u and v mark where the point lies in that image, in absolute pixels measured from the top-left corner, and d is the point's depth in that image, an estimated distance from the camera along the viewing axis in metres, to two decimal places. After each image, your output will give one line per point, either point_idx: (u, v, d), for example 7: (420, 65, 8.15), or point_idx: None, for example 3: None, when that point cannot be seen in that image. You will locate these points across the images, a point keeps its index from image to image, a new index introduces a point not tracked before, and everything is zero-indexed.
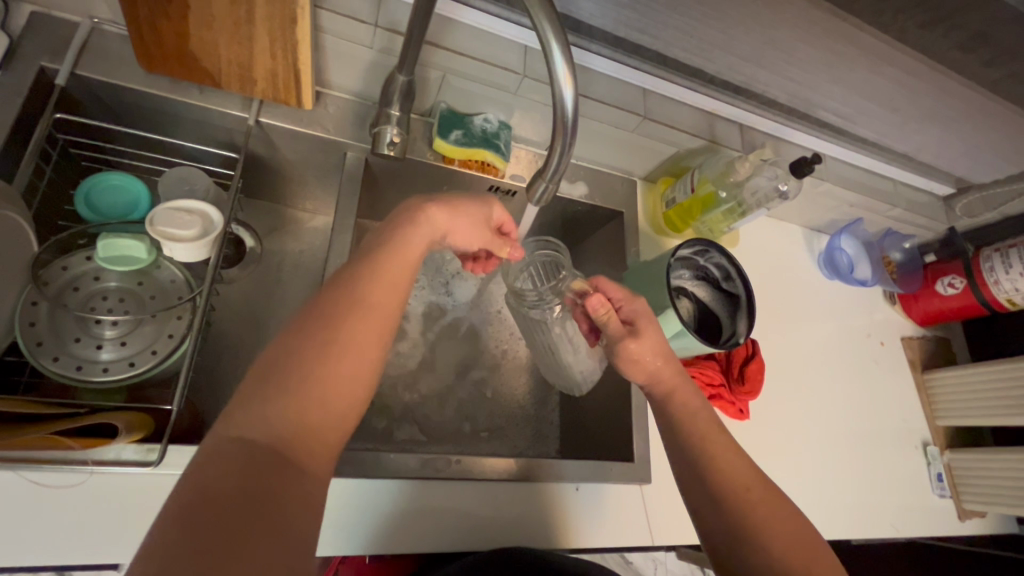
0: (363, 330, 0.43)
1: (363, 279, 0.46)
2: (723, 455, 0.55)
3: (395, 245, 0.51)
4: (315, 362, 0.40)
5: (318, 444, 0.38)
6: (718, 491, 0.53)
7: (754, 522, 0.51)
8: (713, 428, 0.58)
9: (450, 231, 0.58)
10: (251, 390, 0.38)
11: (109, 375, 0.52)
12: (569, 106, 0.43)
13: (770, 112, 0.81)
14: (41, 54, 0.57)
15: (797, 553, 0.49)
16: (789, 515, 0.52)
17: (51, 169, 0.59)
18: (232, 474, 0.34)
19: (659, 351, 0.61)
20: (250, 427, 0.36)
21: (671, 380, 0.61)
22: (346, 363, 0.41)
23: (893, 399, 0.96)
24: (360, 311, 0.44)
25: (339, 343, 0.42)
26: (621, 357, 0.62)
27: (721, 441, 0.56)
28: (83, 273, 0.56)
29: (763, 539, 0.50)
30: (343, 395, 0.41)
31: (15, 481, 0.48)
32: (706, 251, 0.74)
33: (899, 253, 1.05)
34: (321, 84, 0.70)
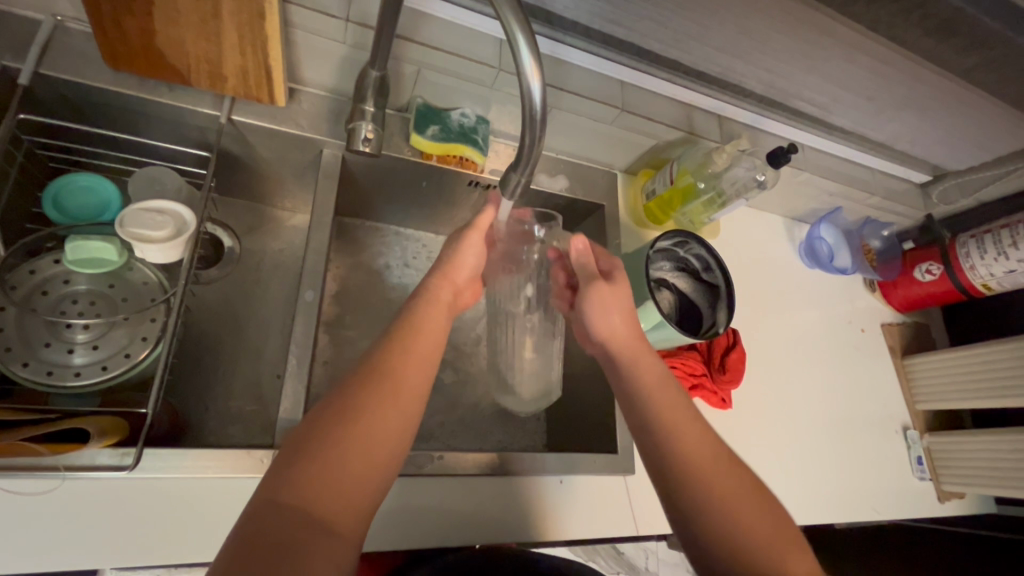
0: (390, 408, 0.46)
1: (391, 359, 0.49)
2: (679, 426, 0.54)
3: (418, 321, 0.54)
4: (345, 428, 0.43)
5: (343, 504, 0.41)
6: (674, 464, 0.53)
7: (709, 495, 0.50)
8: (671, 396, 0.57)
9: (459, 275, 0.62)
10: (288, 452, 0.42)
11: (81, 379, 0.51)
12: (536, 98, 0.42)
13: (748, 103, 0.82)
14: (2, 53, 0.56)
15: (756, 530, 0.49)
16: (748, 488, 0.51)
17: (17, 170, 0.57)
18: (261, 526, 0.37)
19: (617, 304, 0.63)
20: (282, 492, 0.39)
21: (636, 346, 0.61)
22: (375, 423, 0.45)
23: (874, 385, 0.97)
24: (387, 389, 0.47)
25: (369, 410, 0.45)
26: (589, 305, 0.64)
27: (678, 413, 0.56)
28: (52, 276, 0.54)
29: (719, 517, 0.49)
30: (368, 453, 0.43)
31: None
32: (686, 242, 0.75)
33: (879, 240, 1.06)
34: (295, 80, 0.69)
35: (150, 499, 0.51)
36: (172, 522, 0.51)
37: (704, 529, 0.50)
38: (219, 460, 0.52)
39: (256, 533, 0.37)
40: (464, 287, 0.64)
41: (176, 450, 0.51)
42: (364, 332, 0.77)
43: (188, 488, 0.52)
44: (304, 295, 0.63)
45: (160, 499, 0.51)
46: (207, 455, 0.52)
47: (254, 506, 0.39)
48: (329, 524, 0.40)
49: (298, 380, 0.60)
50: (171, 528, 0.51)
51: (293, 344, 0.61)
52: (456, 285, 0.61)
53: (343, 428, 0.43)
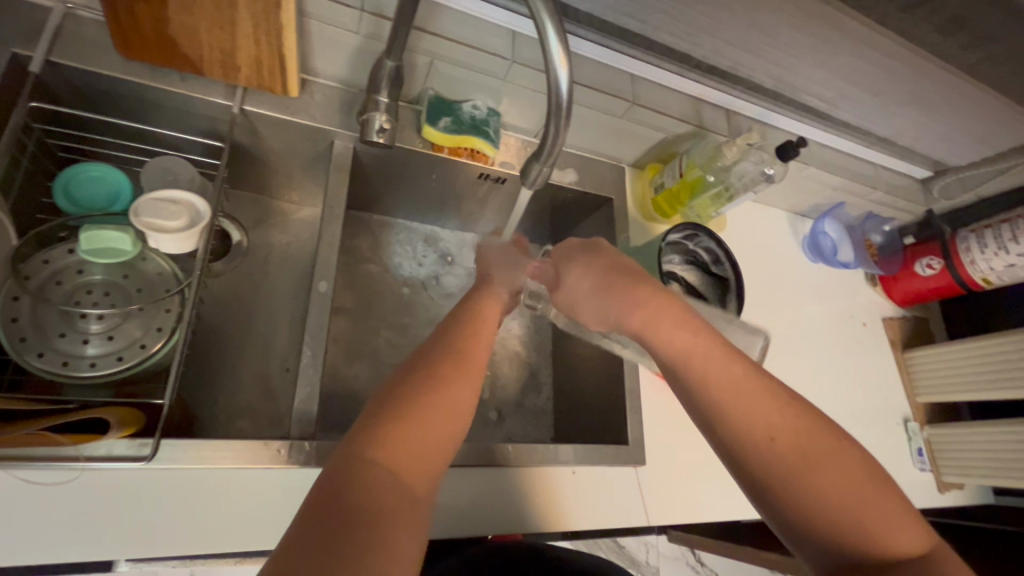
0: (461, 378, 0.46)
1: (446, 358, 0.47)
2: (735, 398, 0.45)
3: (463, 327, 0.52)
4: (423, 392, 0.43)
5: (417, 467, 0.40)
6: (739, 441, 0.45)
7: (790, 471, 0.43)
8: (721, 360, 0.47)
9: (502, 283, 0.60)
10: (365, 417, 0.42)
11: (97, 370, 0.51)
12: (563, 88, 0.42)
13: (757, 98, 0.82)
14: (13, 41, 0.55)
15: (854, 499, 0.42)
16: (819, 446, 0.43)
17: (28, 160, 0.57)
18: (342, 484, 0.36)
19: (597, 277, 0.55)
20: (339, 485, 0.36)
21: (640, 314, 0.51)
22: (449, 392, 0.44)
23: (875, 378, 0.98)
24: (432, 396, 0.43)
25: (444, 380, 0.45)
26: (580, 291, 0.57)
27: (722, 377, 0.46)
28: (66, 266, 0.54)
29: (809, 492, 0.42)
30: (443, 418, 0.43)
31: (6, 479, 0.47)
32: (695, 235, 0.75)
33: (879, 235, 1.07)
34: (307, 70, 0.69)
35: (167, 489, 0.51)
36: (189, 513, 0.51)
37: (778, 503, 0.43)
38: (234, 451, 0.52)
39: (335, 493, 0.36)
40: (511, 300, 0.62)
41: (194, 441, 0.51)
42: (374, 325, 0.77)
43: (204, 478, 0.52)
44: (318, 285, 0.63)
45: (176, 490, 0.51)
46: (224, 445, 0.52)
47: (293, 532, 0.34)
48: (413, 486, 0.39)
49: (312, 372, 0.60)
50: (188, 518, 0.50)
51: (308, 335, 0.61)
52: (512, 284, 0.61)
53: (420, 390, 0.43)
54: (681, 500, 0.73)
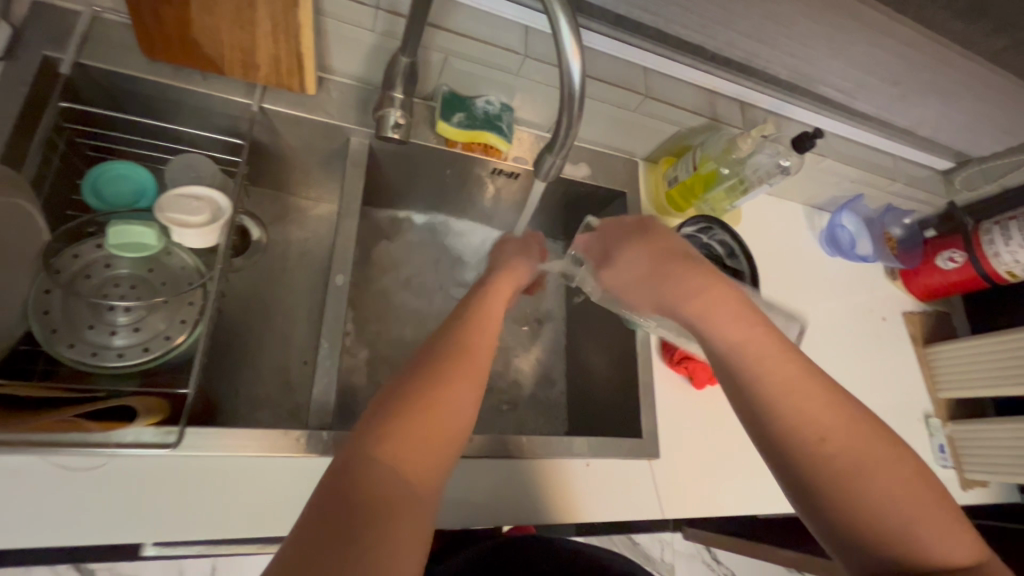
0: (466, 374, 0.46)
1: (451, 355, 0.47)
2: (785, 394, 0.45)
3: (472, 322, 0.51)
4: (429, 393, 0.43)
5: (422, 470, 0.40)
6: (786, 433, 0.45)
7: (839, 467, 0.43)
8: (776, 354, 0.47)
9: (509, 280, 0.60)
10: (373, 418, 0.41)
11: (124, 360, 0.52)
12: (576, 79, 0.42)
13: (772, 89, 0.81)
14: (43, 43, 0.57)
15: (902, 503, 0.42)
16: (867, 446, 0.43)
17: (58, 158, 0.59)
18: (348, 492, 0.37)
19: (649, 264, 0.55)
20: (345, 492, 0.37)
21: (694, 300, 0.51)
22: (453, 392, 0.44)
23: (895, 373, 0.96)
24: (430, 396, 0.43)
25: (446, 381, 0.44)
26: (628, 278, 0.57)
27: (778, 370, 0.46)
28: (94, 261, 0.55)
29: (855, 491, 0.42)
30: (446, 418, 0.42)
31: (37, 465, 0.48)
32: (709, 227, 0.76)
33: (900, 229, 1.06)
34: (323, 69, 0.70)
35: (191, 475, 0.52)
36: (209, 499, 0.52)
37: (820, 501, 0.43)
38: (255, 439, 0.54)
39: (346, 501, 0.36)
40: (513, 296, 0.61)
41: (217, 430, 0.53)
42: (389, 319, 0.78)
43: (225, 467, 0.53)
44: (336, 278, 0.64)
45: (198, 477, 0.52)
46: (244, 435, 0.53)
47: (308, 530, 0.35)
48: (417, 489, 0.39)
49: (330, 364, 0.61)
50: (210, 505, 0.52)
51: (325, 327, 0.62)
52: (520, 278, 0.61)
53: (422, 390, 0.43)
54: (696, 494, 0.73)
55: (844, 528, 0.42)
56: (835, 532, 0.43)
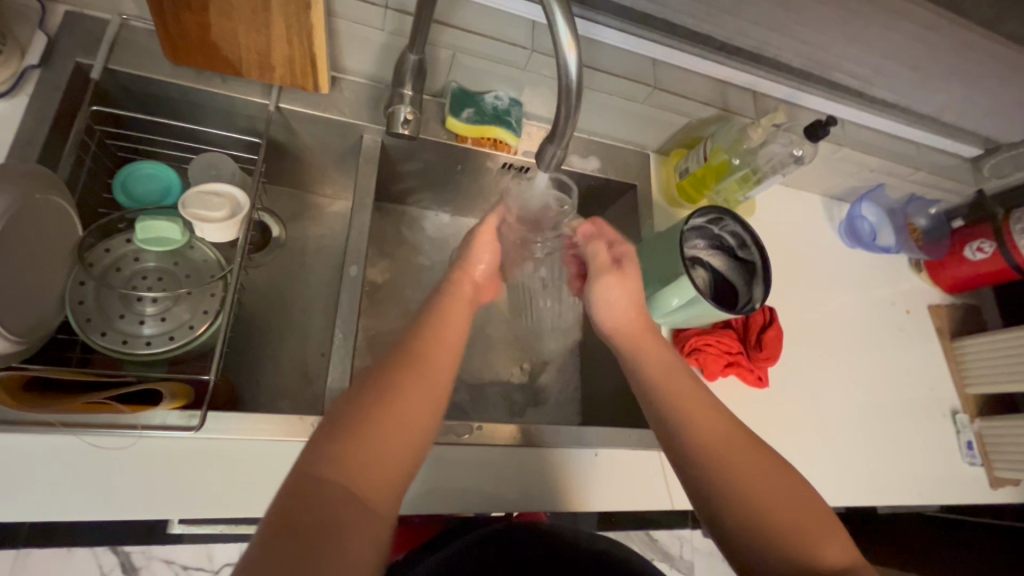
0: (421, 387, 0.48)
1: (409, 364, 0.49)
2: (696, 412, 0.54)
3: (443, 331, 0.54)
4: (381, 405, 0.45)
5: (373, 478, 0.41)
6: (689, 446, 0.53)
7: (727, 483, 0.50)
8: (687, 385, 0.58)
9: (478, 268, 0.65)
10: (333, 424, 0.43)
11: (152, 348, 0.56)
12: (572, 71, 0.43)
13: (784, 78, 0.80)
14: (76, 51, 0.61)
15: (790, 514, 0.48)
16: (762, 463, 0.51)
17: (91, 159, 0.62)
18: (303, 493, 0.38)
19: (626, 294, 0.66)
20: (299, 496, 0.38)
21: (640, 337, 0.64)
22: (406, 404, 0.46)
23: (918, 368, 0.94)
24: (384, 407, 0.45)
25: (400, 392, 0.46)
26: (598, 300, 0.67)
27: (693, 398, 0.56)
28: (123, 254, 0.59)
29: (741, 506, 0.48)
30: (398, 430, 0.44)
31: (75, 443, 0.51)
32: (720, 219, 0.74)
33: (925, 219, 1.02)
34: (337, 69, 0.73)
35: (212, 458, 0.55)
36: (232, 481, 0.54)
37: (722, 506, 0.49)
38: (274, 424, 0.56)
39: (300, 504, 0.38)
40: (483, 285, 0.67)
41: (237, 415, 0.55)
42: (402, 312, 0.80)
43: (248, 450, 0.56)
44: (350, 270, 0.67)
45: (220, 459, 0.55)
46: (263, 419, 0.56)
47: (273, 513, 0.38)
48: (366, 495, 0.41)
49: (343, 354, 0.63)
50: (231, 484, 0.54)
51: (340, 317, 0.65)
52: (483, 273, 0.66)
53: (378, 402, 0.45)
54: None
55: (741, 528, 0.48)
56: (726, 531, 0.49)
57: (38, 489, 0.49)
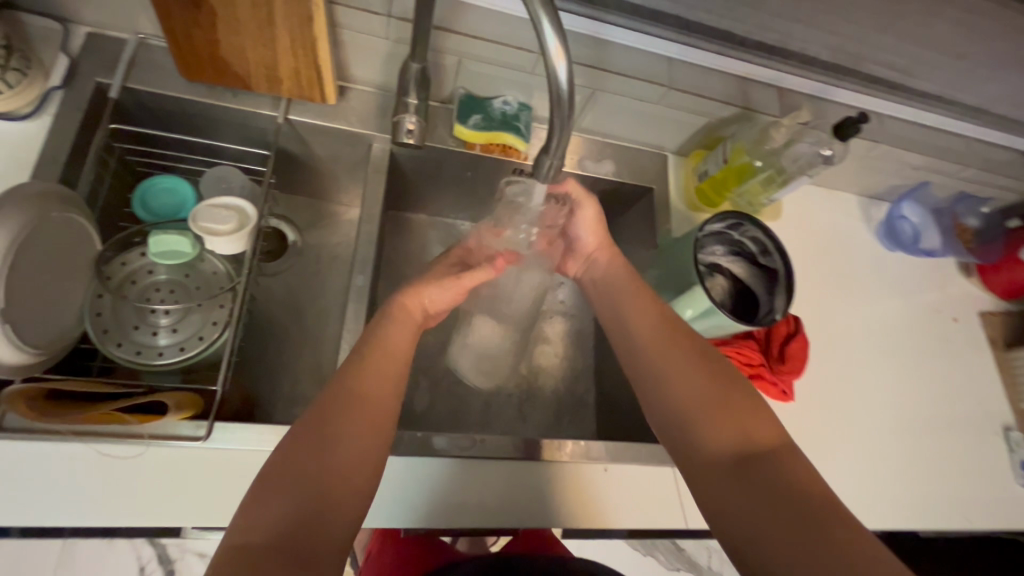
0: (363, 414, 0.49)
1: (352, 392, 0.50)
2: (692, 431, 0.53)
3: (381, 357, 0.54)
4: (329, 440, 0.46)
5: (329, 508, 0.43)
6: (659, 398, 0.57)
7: (667, 374, 0.57)
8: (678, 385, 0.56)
9: (429, 297, 0.63)
10: (285, 465, 0.44)
11: (164, 359, 0.57)
12: (563, 79, 0.41)
13: (813, 72, 0.75)
14: (96, 71, 0.64)
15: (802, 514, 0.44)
16: (761, 463, 0.48)
17: (110, 175, 0.65)
18: (265, 542, 0.40)
19: (598, 218, 0.70)
20: (260, 543, 0.40)
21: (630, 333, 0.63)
22: (353, 431, 0.48)
23: (966, 380, 0.86)
24: (334, 441, 0.46)
25: (345, 422, 0.48)
26: (574, 229, 0.71)
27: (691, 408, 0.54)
28: (139, 268, 0.61)
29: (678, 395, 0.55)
30: (347, 460, 0.46)
31: (92, 451, 0.54)
32: (739, 224, 0.71)
33: (975, 219, 0.93)
34: (346, 78, 0.73)
35: (217, 467, 0.56)
36: (236, 490, 0.55)
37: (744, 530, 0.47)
38: (279, 434, 0.57)
39: (261, 549, 0.39)
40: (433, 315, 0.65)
41: (243, 425, 0.57)
42: None
43: (251, 461, 0.57)
44: (357, 279, 0.67)
45: (226, 469, 0.56)
46: (268, 429, 0.57)
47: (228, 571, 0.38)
48: (323, 525, 0.42)
49: None
50: (236, 494, 0.55)
51: (346, 327, 0.65)
52: (430, 306, 0.63)
53: (327, 436, 0.46)
54: None
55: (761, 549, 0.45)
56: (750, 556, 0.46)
57: (60, 494, 0.52)
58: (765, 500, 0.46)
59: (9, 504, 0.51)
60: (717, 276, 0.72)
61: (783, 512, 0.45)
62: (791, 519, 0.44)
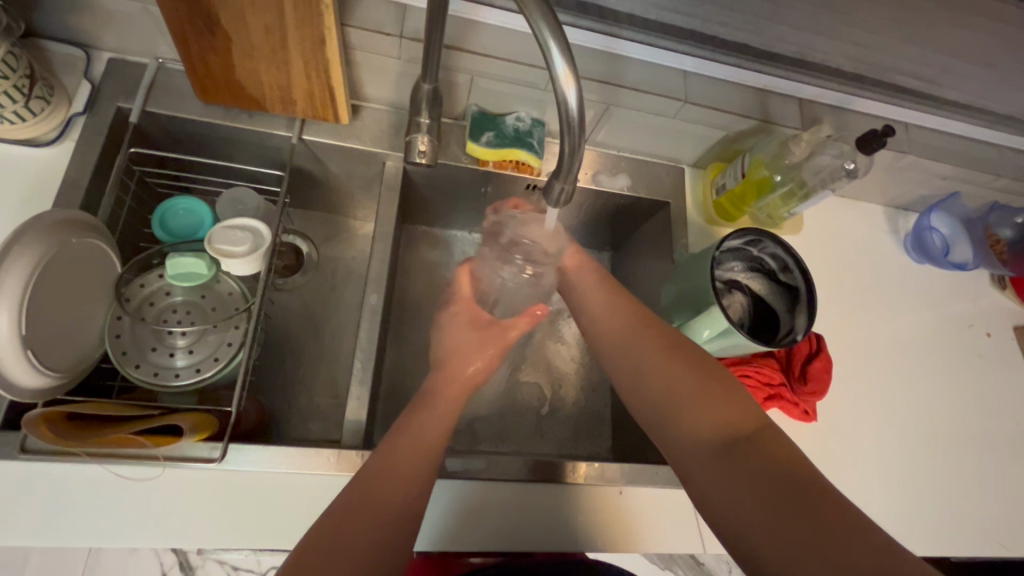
0: (401, 479, 0.48)
1: (397, 458, 0.50)
2: (681, 424, 0.51)
3: (409, 433, 0.53)
4: (366, 508, 0.45)
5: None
6: (648, 394, 0.56)
7: (641, 371, 0.57)
8: (666, 381, 0.55)
9: (466, 368, 0.62)
10: (319, 535, 0.43)
11: (180, 380, 0.58)
12: (573, 105, 0.40)
13: (834, 83, 0.73)
14: (117, 96, 0.65)
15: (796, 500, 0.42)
16: (753, 451, 0.46)
17: (130, 197, 0.66)
18: None
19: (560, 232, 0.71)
20: None
21: (618, 333, 0.62)
22: (390, 496, 0.47)
23: (1002, 398, 0.82)
24: (368, 510, 0.45)
25: (383, 490, 0.47)
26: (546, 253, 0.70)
27: (677, 402, 0.53)
28: (157, 289, 0.62)
29: (653, 391, 0.55)
30: (380, 529, 0.45)
31: (111, 472, 0.55)
32: (759, 240, 0.68)
33: (1010, 230, 0.89)
34: (359, 97, 0.73)
35: (232, 487, 0.56)
36: (251, 511, 0.56)
37: (736, 522, 0.44)
38: (292, 456, 0.57)
39: None
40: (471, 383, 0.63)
41: (257, 446, 0.57)
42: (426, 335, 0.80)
43: (265, 481, 0.57)
44: (370, 298, 0.67)
45: (241, 490, 0.56)
46: (281, 451, 0.57)
47: None
48: None
49: (361, 383, 0.63)
50: (251, 515, 0.56)
51: (359, 346, 0.65)
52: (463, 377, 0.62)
53: (361, 502, 0.46)
54: None
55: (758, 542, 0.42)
56: (748, 551, 0.43)
57: (80, 513, 0.53)
58: (743, 478, 0.45)
59: (32, 525, 0.52)
60: (733, 292, 0.70)
61: (769, 491, 0.43)
62: (771, 495, 0.43)
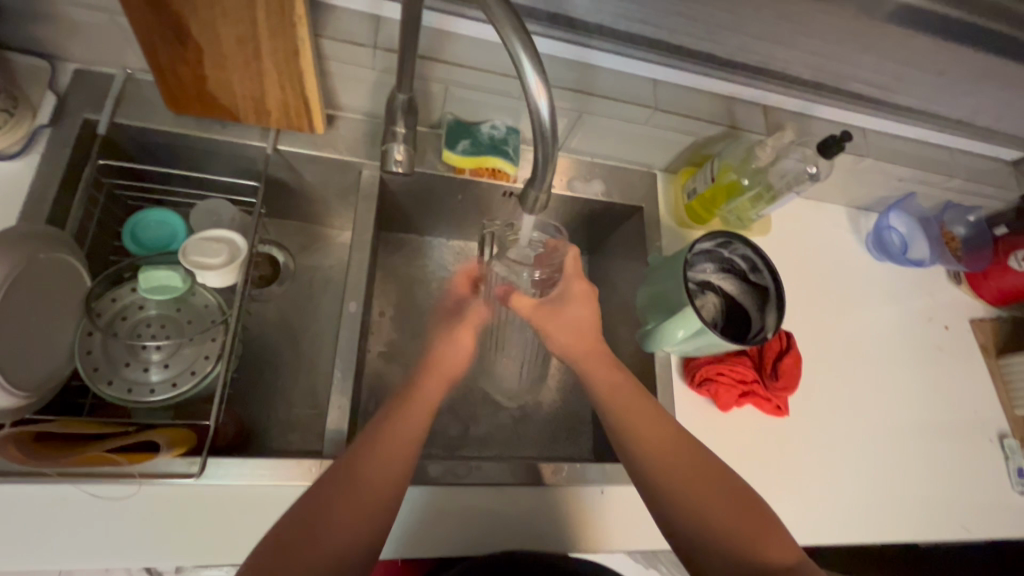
0: (400, 444, 0.54)
1: (402, 418, 0.56)
2: (713, 542, 0.53)
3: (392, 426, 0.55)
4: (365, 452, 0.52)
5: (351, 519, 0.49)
6: (670, 496, 0.55)
7: (682, 489, 0.55)
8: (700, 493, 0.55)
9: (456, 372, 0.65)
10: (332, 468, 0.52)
11: (156, 395, 0.57)
12: (545, 115, 0.42)
13: (795, 90, 0.76)
14: (85, 107, 0.64)
15: None
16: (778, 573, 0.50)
17: (99, 210, 0.65)
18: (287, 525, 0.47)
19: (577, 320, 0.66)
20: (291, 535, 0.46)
21: (639, 428, 0.59)
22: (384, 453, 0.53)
23: (959, 388, 0.86)
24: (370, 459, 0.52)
25: (381, 447, 0.53)
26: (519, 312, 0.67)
27: (707, 515, 0.54)
28: (129, 303, 0.61)
29: (696, 507, 0.54)
30: (377, 476, 0.51)
31: (82, 491, 0.53)
32: (729, 243, 0.71)
33: (964, 227, 0.95)
34: (334, 107, 0.73)
35: (211, 501, 0.55)
36: (231, 525, 0.55)
37: None
38: (273, 468, 0.57)
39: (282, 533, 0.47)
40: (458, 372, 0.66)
41: (236, 459, 0.56)
42: (405, 344, 0.80)
43: (243, 495, 0.56)
44: (349, 306, 0.67)
45: (220, 503, 0.56)
46: (261, 463, 0.57)
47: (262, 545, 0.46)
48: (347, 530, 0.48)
49: (342, 393, 0.63)
50: (231, 528, 0.55)
51: (339, 355, 0.65)
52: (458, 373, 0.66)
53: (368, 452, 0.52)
54: None
55: None
56: None
57: (51, 531, 0.52)
58: None
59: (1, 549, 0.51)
60: (705, 293, 0.72)
61: None
62: None
